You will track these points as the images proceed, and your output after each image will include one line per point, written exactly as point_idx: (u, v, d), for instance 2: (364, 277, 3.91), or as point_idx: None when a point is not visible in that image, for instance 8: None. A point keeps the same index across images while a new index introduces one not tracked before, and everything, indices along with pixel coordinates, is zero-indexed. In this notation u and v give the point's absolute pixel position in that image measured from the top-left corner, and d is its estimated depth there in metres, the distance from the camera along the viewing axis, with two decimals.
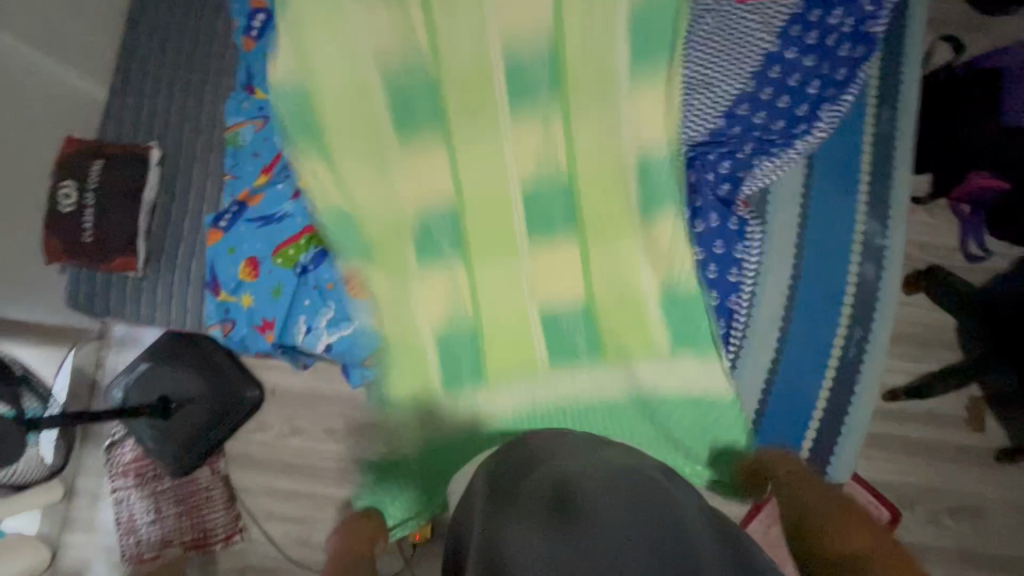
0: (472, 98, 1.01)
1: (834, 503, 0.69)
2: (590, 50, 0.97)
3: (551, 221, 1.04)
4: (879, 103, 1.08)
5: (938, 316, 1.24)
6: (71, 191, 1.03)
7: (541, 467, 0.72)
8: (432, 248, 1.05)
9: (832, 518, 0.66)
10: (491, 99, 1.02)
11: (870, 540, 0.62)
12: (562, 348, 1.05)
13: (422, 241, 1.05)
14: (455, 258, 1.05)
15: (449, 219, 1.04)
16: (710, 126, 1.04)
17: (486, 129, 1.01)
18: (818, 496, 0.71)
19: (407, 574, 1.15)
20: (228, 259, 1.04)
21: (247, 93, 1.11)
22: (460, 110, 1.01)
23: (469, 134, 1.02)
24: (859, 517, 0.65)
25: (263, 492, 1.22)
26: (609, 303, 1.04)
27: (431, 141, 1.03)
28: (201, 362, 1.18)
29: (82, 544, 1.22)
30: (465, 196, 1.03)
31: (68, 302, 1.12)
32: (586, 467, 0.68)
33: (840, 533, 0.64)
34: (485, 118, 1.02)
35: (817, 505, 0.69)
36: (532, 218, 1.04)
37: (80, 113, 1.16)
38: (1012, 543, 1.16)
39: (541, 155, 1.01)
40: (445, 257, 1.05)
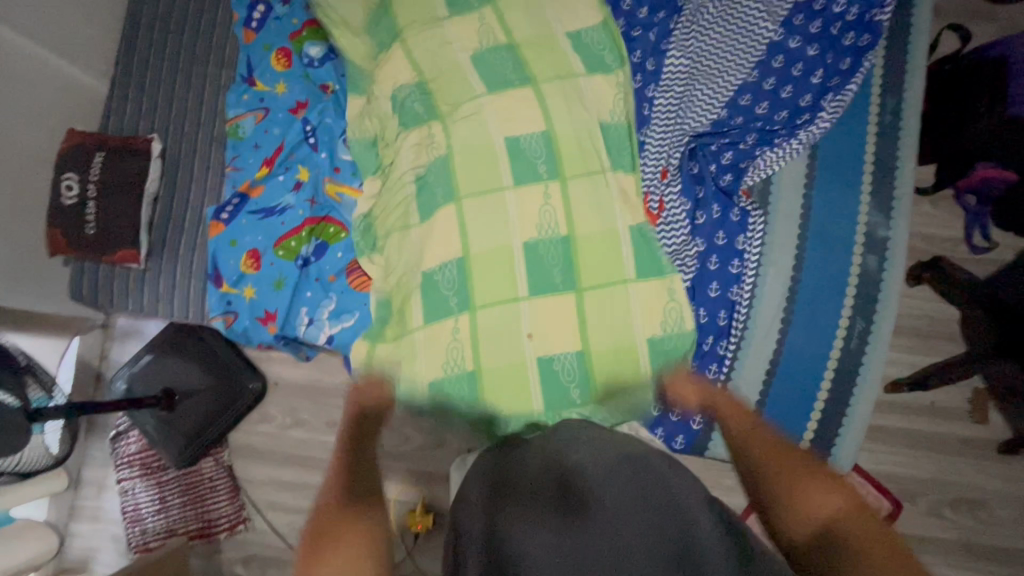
0: (478, 148, 0.94)
1: (790, 457, 0.80)
2: (573, 120, 0.95)
3: (547, 268, 0.94)
4: (883, 92, 1.07)
5: (942, 307, 1.23)
6: (74, 183, 1.04)
7: (546, 454, 0.71)
8: (443, 304, 0.95)
9: (799, 484, 0.76)
10: (494, 159, 0.94)
11: (832, 501, 0.73)
12: (553, 389, 0.94)
13: (429, 291, 0.95)
14: (465, 313, 0.94)
15: (456, 268, 0.94)
16: (713, 116, 1.04)
17: (487, 181, 0.94)
18: (781, 461, 0.80)
19: (409, 564, 1.16)
20: (231, 251, 1.05)
21: (247, 84, 1.11)
22: (471, 191, 0.94)
23: (473, 214, 0.93)
24: (802, 463, 0.79)
25: (266, 482, 1.23)
26: (606, 354, 0.95)
27: (425, 210, 0.95)
28: (204, 354, 1.18)
29: (88, 533, 1.23)
30: (471, 244, 0.94)
31: (72, 297, 1.12)
32: (593, 456, 0.68)
33: (811, 503, 0.74)
34: (490, 174, 0.94)
35: (780, 466, 0.80)
36: (530, 269, 0.94)
37: (82, 106, 1.17)
38: (1015, 535, 1.15)
39: (541, 219, 0.94)
40: (453, 312, 0.94)
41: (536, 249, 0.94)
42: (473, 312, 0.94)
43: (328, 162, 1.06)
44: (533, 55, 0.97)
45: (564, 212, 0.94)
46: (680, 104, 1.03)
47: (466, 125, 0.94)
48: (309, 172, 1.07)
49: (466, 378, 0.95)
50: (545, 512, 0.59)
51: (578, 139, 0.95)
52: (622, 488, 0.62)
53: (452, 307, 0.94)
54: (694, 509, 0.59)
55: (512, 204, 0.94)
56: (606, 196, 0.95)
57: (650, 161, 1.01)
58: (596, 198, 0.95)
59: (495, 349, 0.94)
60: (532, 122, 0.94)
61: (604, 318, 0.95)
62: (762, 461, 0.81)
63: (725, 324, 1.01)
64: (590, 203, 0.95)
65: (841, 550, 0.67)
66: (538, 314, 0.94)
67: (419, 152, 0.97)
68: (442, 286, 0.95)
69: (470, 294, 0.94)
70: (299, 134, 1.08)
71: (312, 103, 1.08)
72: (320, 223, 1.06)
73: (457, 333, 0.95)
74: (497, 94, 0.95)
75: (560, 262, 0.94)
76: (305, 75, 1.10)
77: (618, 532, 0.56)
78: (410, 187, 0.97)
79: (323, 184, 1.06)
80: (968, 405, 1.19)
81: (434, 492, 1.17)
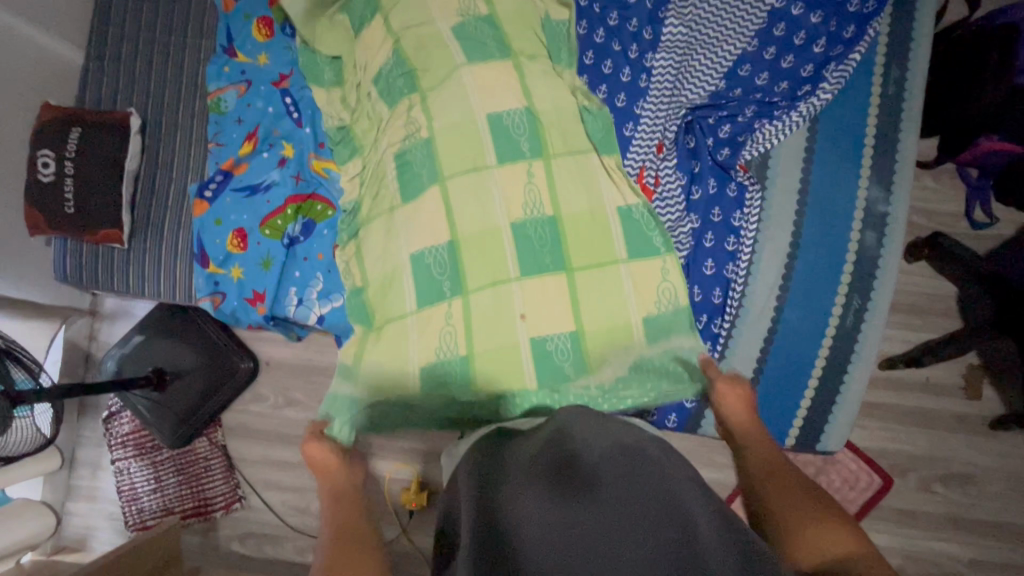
0: (483, 230, 0.90)
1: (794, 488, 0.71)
2: (579, 192, 0.92)
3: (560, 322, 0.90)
4: (888, 60, 1.03)
5: (941, 284, 1.21)
6: (50, 160, 1.00)
7: (543, 444, 0.70)
8: (434, 287, 0.91)
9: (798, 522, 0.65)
10: (478, 137, 0.91)
11: (830, 538, 0.62)
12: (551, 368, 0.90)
13: (438, 269, 0.91)
14: (457, 298, 0.90)
15: (447, 251, 0.91)
16: (710, 88, 1.01)
17: (472, 159, 0.91)
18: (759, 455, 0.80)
19: (404, 541, 1.18)
20: (216, 230, 1.02)
21: (228, 56, 1.08)
22: (459, 171, 0.91)
23: (454, 158, 0.91)
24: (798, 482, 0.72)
25: (261, 461, 1.23)
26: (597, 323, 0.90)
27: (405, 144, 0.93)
28: (193, 334, 1.17)
29: (86, 512, 1.24)
30: (459, 227, 0.91)
31: (58, 279, 1.10)
32: (595, 441, 0.66)
33: (815, 530, 0.63)
34: (516, 237, 0.90)
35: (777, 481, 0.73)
36: (540, 365, 0.89)
37: (58, 79, 1.13)
38: (1003, 509, 1.17)
39: (527, 199, 0.91)
40: (447, 297, 0.90)
41: (545, 336, 0.89)
42: (468, 296, 0.89)
43: (312, 138, 1.04)
44: (513, 29, 0.95)
45: (571, 304, 0.90)
46: (678, 74, 1.00)
47: (480, 203, 0.90)
48: (293, 148, 1.04)
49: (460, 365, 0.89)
50: (539, 491, 0.58)
51: (589, 225, 0.91)
52: (611, 472, 0.59)
53: (446, 291, 0.90)
54: (686, 496, 0.56)
55: (515, 289, 0.89)
56: (618, 284, 0.91)
57: (645, 134, 0.97)
58: (606, 290, 0.90)
59: (488, 324, 0.89)
60: (514, 98, 0.92)
61: (601, 298, 0.90)
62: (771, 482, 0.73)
63: (721, 302, 1.00)
64: (597, 292, 0.90)
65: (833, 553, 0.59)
66: (530, 293, 0.89)
67: (395, 127, 0.95)
68: (434, 269, 0.91)
69: (463, 277, 0.90)
70: (282, 109, 1.05)
71: (295, 76, 1.05)
72: (306, 200, 1.03)
73: (451, 319, 0.90)
74: (508, 165, 0.91)
75: (550, 244, 0.91)
76: (288, 45, 1.07)
77: (616, 521, 0.52)
78: (413, 278, 0.92)
79: (308, 159, 1.04)
80: (962, 381, 1.18)
81: (429, 471, 1.18)
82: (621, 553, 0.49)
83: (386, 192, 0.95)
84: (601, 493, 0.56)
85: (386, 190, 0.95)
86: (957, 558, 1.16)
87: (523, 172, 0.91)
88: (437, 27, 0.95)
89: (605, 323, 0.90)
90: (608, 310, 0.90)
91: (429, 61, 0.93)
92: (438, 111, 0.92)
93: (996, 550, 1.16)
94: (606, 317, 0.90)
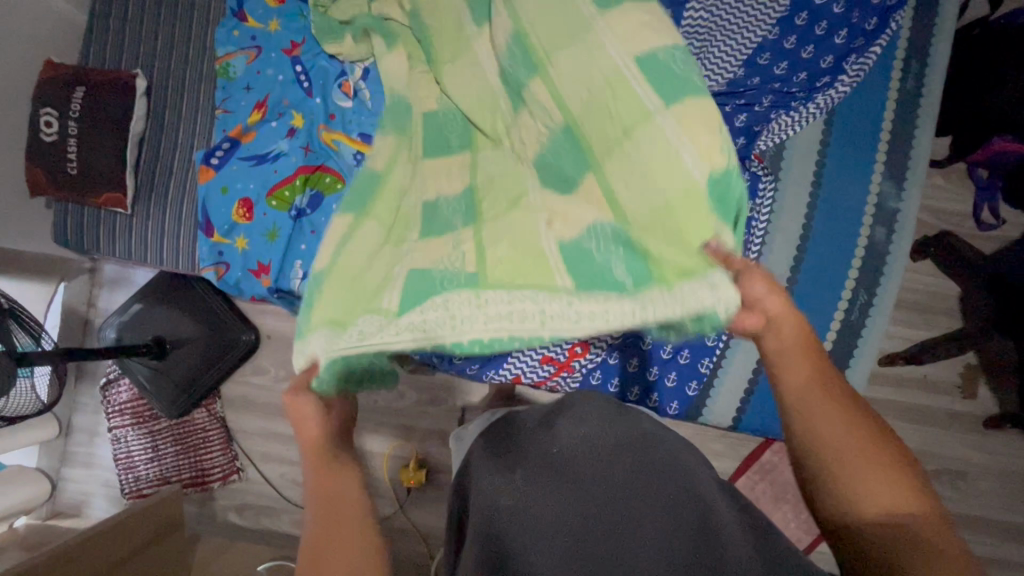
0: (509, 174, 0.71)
1: (857, 441, 0.51)
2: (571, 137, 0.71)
3: (600, 269, 0.56)
4: (908, 55, 1.03)
5: (943, 283, 1.22)
6: (53, 118, 0.98)
7: (535, 437, 0.66)
8: (442, 227, 0.68)
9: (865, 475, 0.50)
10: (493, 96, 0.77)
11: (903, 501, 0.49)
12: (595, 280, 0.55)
13: (428, 216, 0.71)
14: (467, 230, 0.66)
15: (461, 198, 0.72)
16: (728, 75, 0.99)
17: (484, 108, 0.78)
18: (820, 404, 0.53)
19: (402, 516, 1.19)
20: (222, 199, 1.00)
21: (237, 20, 1.05)
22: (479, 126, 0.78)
23: (485, 50, 0.77)
24: (866, 427, 0.52)
25: (260, 434, 1.23)
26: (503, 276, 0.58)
27: (424, 107, 0.85)
28: (196, 303, 1.16)
29: (82, 479, 1.23)
30: (477, 177, 0.73)
31: (58, 242, 1.08)
32: (577, 428, 0.65)
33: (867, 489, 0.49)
34: (623, 116, 0.59)
35: (830, 428, 0.52)
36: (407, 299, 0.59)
37: (61, 39, 1.10)
38: (990, 505, 1.19)
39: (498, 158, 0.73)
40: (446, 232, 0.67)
41: (434, 213, 0.71)
42: (478, 226, 0.65)
43: (323, 108, 1.01)
44: None
45: (478, 254, 0.61)
46: (696, 60, 0.98)
47: (563, 85, 0.65)
48: (303, 118, 1.01)
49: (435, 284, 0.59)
50: (545, 491, 0.55)
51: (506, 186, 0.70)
52: (619, 466, 0.57)
53: (455, 226, 0.68)
54: (712, 495, 0.55)
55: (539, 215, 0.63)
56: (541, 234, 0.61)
57: None
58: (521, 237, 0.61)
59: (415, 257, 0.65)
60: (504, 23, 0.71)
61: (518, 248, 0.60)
62: (820, 439, 0.52)
63: None
64: (509, 244, 0.61)
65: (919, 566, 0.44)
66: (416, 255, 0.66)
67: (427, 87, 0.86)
68: (443, 213, 0.71)
69: (477, 211, 0.68)
70: (290, 76, 1.02)
71: (305, 43, 1.03)
72: (315, 171, 1.00)
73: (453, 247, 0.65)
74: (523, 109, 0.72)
75: (459, 207, 0.70)
76: (299, 12, 1.04)
77: (637, 520, 0.51)
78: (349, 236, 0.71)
79: (317, 130, 1.01)
80: (958, 379, 1.20)
81: (427, 448, 1.19)
82: (640, 547, 0.49)
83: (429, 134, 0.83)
84: (606, 490, 0.54)
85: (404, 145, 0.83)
86: None
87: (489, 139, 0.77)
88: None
89: (515, 273, 0.58)
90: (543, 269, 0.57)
91: None
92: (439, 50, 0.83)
93: (983, 545, 1.19)
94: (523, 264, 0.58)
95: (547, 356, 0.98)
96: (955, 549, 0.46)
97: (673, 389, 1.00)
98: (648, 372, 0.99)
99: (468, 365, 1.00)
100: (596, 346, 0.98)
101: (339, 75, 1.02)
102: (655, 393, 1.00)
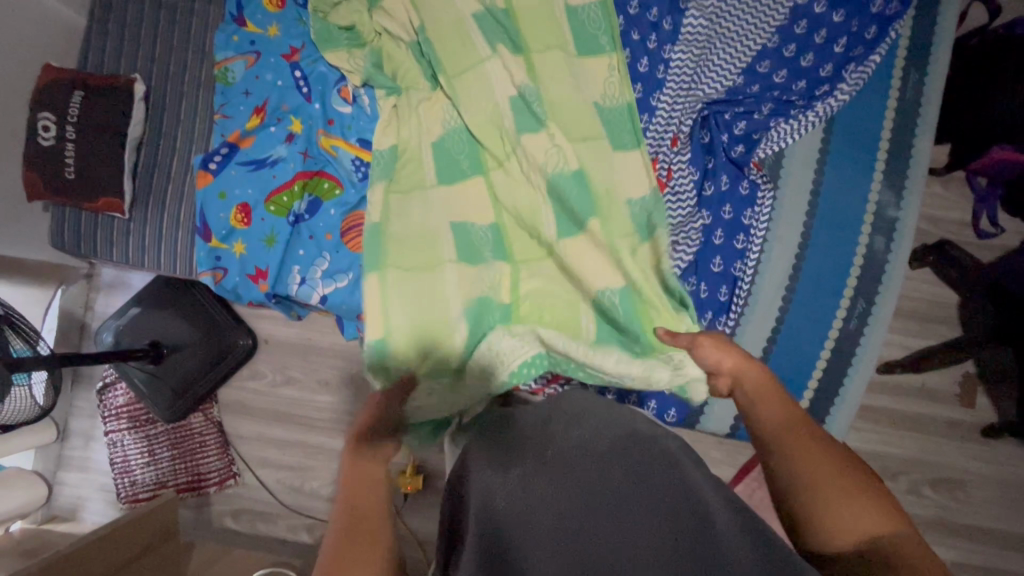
0: (526, 212, 0.96)
1: (835, 473, 0.58)
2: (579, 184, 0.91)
3: (625, 318, 0.91)
4: (908, 63, 1.03)
5: (942, 292, 1.22)
6: (51, 123, 0.98)
7: (533, 436, 0.66)
8: (478, 256, 0.94)
9: (836, 496, 0.57)
10: (500, 116, 0.95)
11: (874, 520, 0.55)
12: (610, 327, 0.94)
13: (463, 247, 0.94)
14: (502, 263, 0.95)
15: (491, 231, 0.96)
16: (727, 83, 0.99)
17: (505, 147, 0.95)
18: (793, 435, 0.62)
19: (399, 523, 1.19)
20: (220, 205, 1.00)
21: (236, 25, 1.05)
22: (501, 159, 0.96)
23: (500, 83, 0.94)
24: (834, 454, 0.60)
25: (256, 439, 1.23)
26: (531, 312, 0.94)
27: (432, 134, 0.98)
28: (194, 309, 1.15)
29: (77, 483, 1.23)
30: (504, 209, 0.96)
31: (55, 246, 1.08)
32: (576, 428, 0.65)
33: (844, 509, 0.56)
34: (615, 180, 0.93)
35: (809, 459, 0.60)
36: (471, 326, 0.92)
37: (59, 43, 1.10)
38: (988, 514, 1.19)
39: (517, 187, 0.96)
40: (490, 263, 0.94)
41: (469, 237, 0.95)
42: (513, 264, 0.95)
43: (322, 113, 1.01)
44: (528, 26, 0.96)
45: (511, 288, 0.95)
46: (695, 68, 0.98)
47: (588, 159, 0.93)
48: (301, 124, 1.01)
49: (502, 312, 0.94)
50: (542, 492, 0.56)
51: (528, 219, 0.96)
52: (616, 469, 0.57)
53: (489, 258, 0.95)
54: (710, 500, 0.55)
55: (553, 273, 0.96)
56: (558, 288, 0.96)
57: (660, 127, 0.97)
58: (550, 284, 0.96)
59: (462, 287, 0.93)
60: (518, 77, 0.94)
61: (544, 291, 0.95)
62: (795, 464, 0.60)
63: (726, 300, 0.99)
64: (543, 285, 0.96)
65: (890, 567, 0.50)
66: (462, 279, 0.93)
67: (432, 106, 0.98)
68: (474, 239, 0.95)
69: (507, 249, 0.96)
70: (289, 82, 1.02)
71: (305, 48, 1.03)
72: (314, 177, 1.01)
73: (497, 282, 0.94)
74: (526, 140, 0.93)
75: (492, 244, 0.95)
76: (298, 17, 1.04)
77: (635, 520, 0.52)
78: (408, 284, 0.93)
79: (316, 136, 1.01)
80: (957, 388, 1.19)
81: (425, 454, 1.19)
82: (637, 548, 0.49)
83: (451, 159, 0.97)
84: (604, 491, 0.55)
85: (421, 175, 0.98)
86: (942, 561, 1.19)
87: (501, 163, 0.96)
88: (459, 13, 0.96)
89: (543, 314, 0.95)
90: (551, 309, 0.95)
91: (448, 49, 0.96)
92: (460, 98, 0.95)
93: (981, 555, 1.19)
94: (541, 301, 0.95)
95: None
96: (920, 550, 0.52)
97: (671, 397, 0.99)
98: None
99: None
100: None
101: (338, 81, 1.03)
102: (653, 400, 1.00)
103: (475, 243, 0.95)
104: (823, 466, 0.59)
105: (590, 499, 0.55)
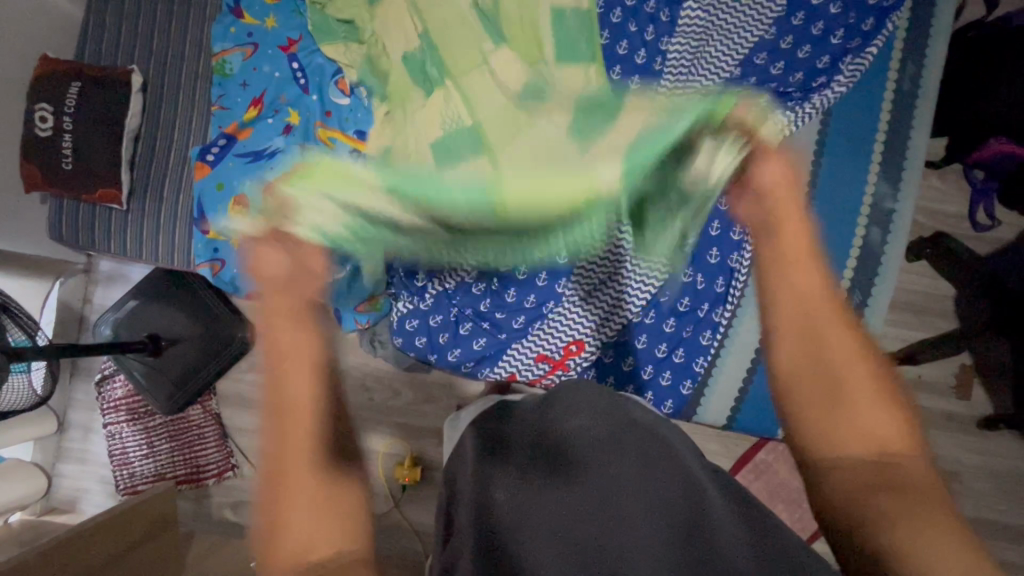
0: (536, 152, 0.75)
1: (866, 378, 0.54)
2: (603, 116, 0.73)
3: (665, 137, 0.66)
4: (904, 56, 1.03)
5: (938, 285, 1.22)
6: (48, 114, 0.98)
7: (533, 427, 0.66)
8: (449, 198, 0.77)
9: (855, 411, 0.53)
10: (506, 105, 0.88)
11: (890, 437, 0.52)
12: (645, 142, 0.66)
13: (434, 194, 0.77)
14: (489, 223, 0.76)
15: (475, 194, 0.75)
16: (725, 74, 0.98)
17: (514, 127, 0.83)
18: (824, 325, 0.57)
19: (397, 514, 1.19)
20: (217, 195, 0.99)
21: (234, 16, 1.05)
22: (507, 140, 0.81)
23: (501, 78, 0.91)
24: (868, 369, 0.55)
25: (255, 431, 1.23)
26: (528, 207, 0.72)
27: (431, 134, 0.92)
28: (192, 302, 1.16)
29: (76, 475, 1.23)
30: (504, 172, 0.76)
31: (53, 238, 1.08)
32: (576, 419, 0.64)
33: (858, 426, 0.52)
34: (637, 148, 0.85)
35: (838, 360, 0.56)
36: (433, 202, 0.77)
37: (57, 35, 1.10)
38: (984, 506, 1.19)
39: (526, 139, 0.78)
40: (465, 210, 0.76)
41: (450, 197, 0.77)
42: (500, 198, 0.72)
43: (319, 105, 1.01)
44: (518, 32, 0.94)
45: (493, 211, 0.74)
46: (692, 60, 0.99)
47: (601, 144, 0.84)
48: (298, 115, 1.01)
49: (484, 215, 0.74)
50: (541, 485, 0.56)
51: (538, 150, 0.75)
52: (626, 465, 0.57)
53: (466, 215, 0.76)
54: (706, 488, 0.56)
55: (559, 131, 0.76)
56: (577, 171, 0.69)
57: None
58: (549, 170, 0.72)
59: (443, 195, 0.77)
60: (521, 73, 0.91)
61: (538, 192, 0.71)
62: (818, 371, 0.56)
63: (722, 291, 0.99)
64: (537, 183, 0.71)
65: (903, 502, 0.47)
66: (422, 201, 0.77)
67: (430, 106, 0.95)
68: (453, 193, 0.77)
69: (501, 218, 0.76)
70: (287, 74, 1.02)
71: (303, 40, 1.03)
72: None
73: (469, 215, 0.76)
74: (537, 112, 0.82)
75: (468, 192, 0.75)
76: (296, 9, 1.05)
77: (635, 520, 0.51)
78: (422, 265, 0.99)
79: (313, 128, 1.01)
80: (953, 380, 1.20)
81: (423, 446, 1.20)
82: (638, 549, 0.49)
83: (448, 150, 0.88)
84: (606, 487, 0.55)
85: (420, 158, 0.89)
86: None
87: (512, 126, 0.84)
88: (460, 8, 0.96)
89: (529, 199, 0.72)
90: (546, 208, 0.73)
91: (448, 44, 0.96)
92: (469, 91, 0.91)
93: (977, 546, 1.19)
94: (537, 208, 0.73)
95: (542, 354, 0.99)
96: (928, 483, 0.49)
97: (668, 388, 0.99)
98: (643, 371, 0.99)
99: (462, 363, 1.00)
100: (591, 344, 0.98)
101: (336, 74, 1.03)
102: (650, 391, 1.00)
103: (455, 206, 0.77)
104: (855, 386, 0.54)
105: (597, 498, 0.54)
